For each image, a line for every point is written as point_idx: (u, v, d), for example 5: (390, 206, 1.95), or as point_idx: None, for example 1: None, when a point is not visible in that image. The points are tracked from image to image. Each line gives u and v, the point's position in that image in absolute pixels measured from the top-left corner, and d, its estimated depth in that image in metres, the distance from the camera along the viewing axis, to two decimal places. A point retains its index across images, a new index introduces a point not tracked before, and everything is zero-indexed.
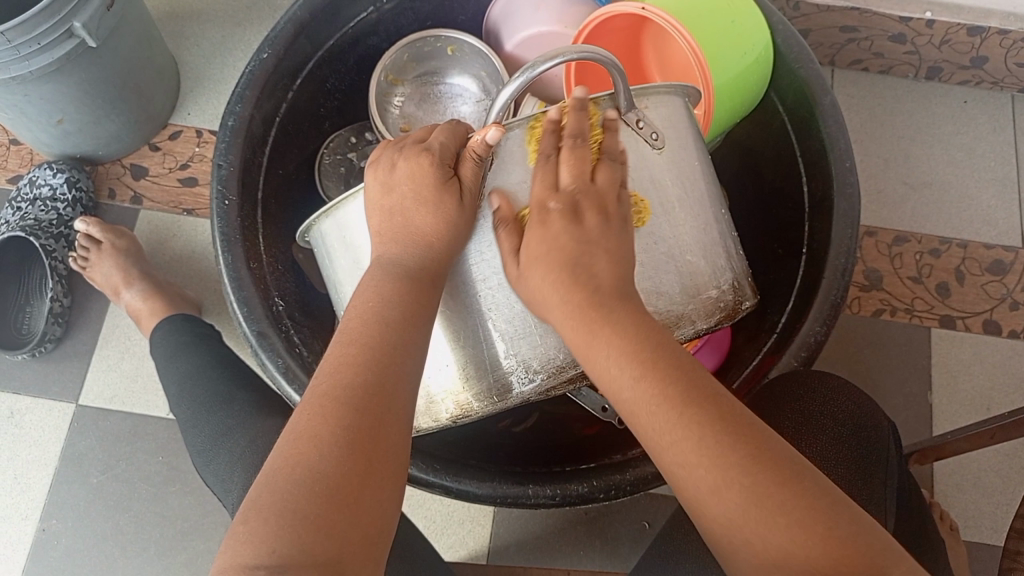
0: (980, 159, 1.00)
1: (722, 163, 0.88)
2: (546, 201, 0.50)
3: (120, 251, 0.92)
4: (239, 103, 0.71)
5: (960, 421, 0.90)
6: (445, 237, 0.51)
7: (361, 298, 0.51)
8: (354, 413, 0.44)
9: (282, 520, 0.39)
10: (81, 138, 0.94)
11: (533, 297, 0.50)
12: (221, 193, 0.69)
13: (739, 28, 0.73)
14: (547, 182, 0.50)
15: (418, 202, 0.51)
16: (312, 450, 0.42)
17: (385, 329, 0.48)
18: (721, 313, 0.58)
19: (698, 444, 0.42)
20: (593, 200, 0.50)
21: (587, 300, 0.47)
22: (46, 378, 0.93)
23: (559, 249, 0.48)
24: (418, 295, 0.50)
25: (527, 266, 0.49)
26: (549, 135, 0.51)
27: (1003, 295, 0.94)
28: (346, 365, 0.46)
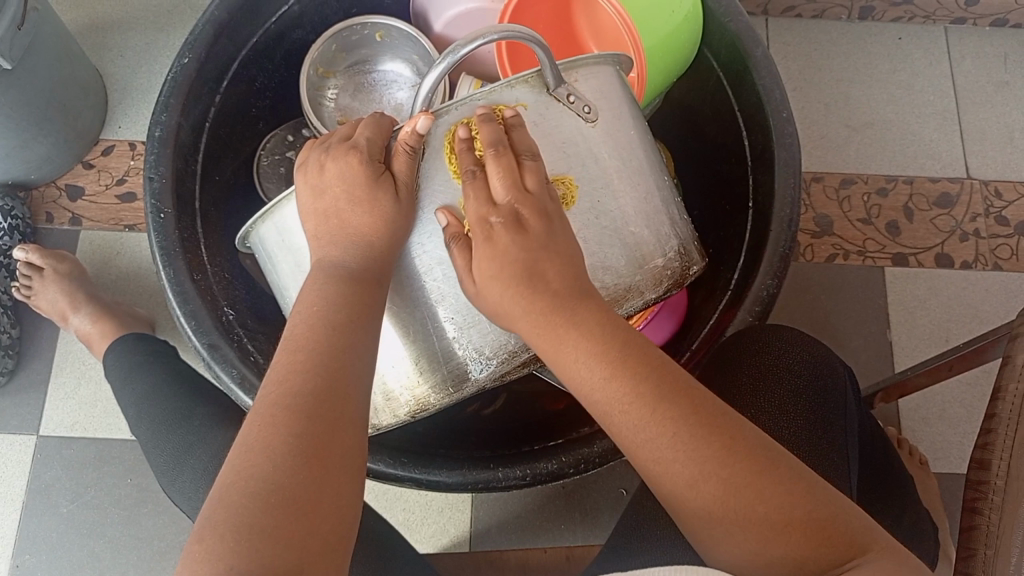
0: (919, 94, 1.00)
1: (662, 124, 0.88)
2: (487, 217, 0.48)
3: (63, 276, 0.90)
4: (164, 112, 0.69)
5: (920, 356, 0.91)
6: (384, 234, 0.50)
7: (303, 302, 0.49)
8: (306, 420, 0.43)
9: (239, 535, 0.38)
10: (10, 163, 0.91)
11: (496, 312, 0.49)
12: (156, 206, 0.67)
13: None
14: (482, 200, 0.49)
15: (352, 201, 0.50)
16: (265, 461, 0.41)
17: (331, 332, 0.47)
18: (668, 279, 0.58)
19: (675, 439, 0.44)
20: (533, 206, 0.48)
21: (549, 305, 0.47)
22: (3, 412, 0.91)
23: (511, 267, 0.47)
24: (360, 294, 0.49)
25: (483, 284, 0.49)
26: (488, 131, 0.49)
27: (953, 227, 0.95)
28: (293, 372, 0.45)
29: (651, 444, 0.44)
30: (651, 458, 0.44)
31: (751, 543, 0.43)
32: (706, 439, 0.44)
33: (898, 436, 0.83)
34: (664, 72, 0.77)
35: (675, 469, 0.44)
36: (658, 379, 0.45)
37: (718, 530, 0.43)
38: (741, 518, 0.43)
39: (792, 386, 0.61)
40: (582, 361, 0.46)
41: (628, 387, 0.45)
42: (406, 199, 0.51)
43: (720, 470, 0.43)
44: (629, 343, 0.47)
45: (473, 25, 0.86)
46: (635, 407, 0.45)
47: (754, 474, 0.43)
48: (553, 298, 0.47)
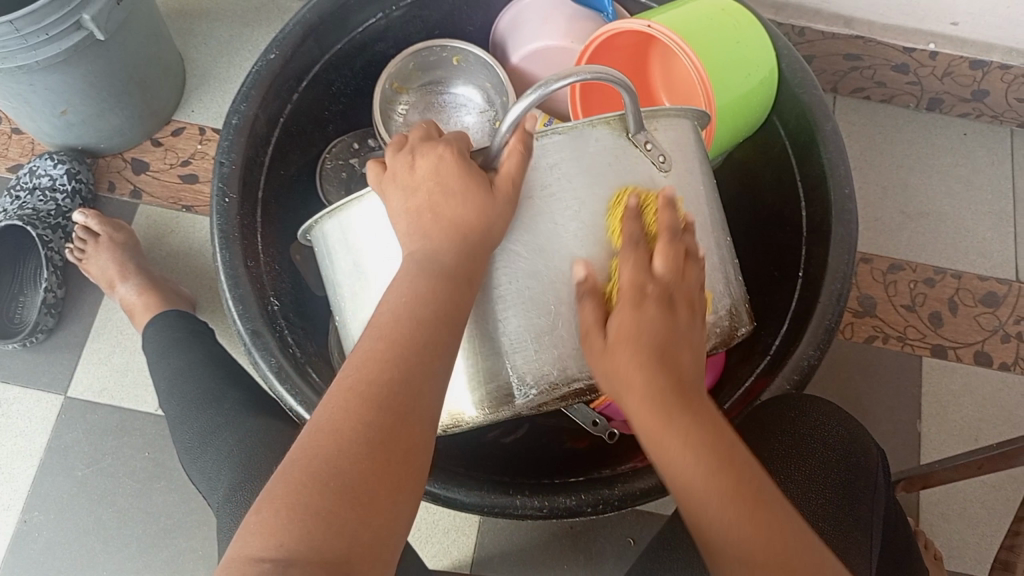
0: (977, 192, 1.00)
1: (722, 182, 0.89)
2: (643, 286, 0.50)
3: (117, 245, 0.92)
4: (244, 103, 0.71)
5: (947, 452, 0.90)
6: (481, 231, 0.50)
7: (392, 292, 0.50)
8: (378, 411, 0.43)
9: (295, 513, 0.39)
10: (84, 129, 0.94)
11: (612, 375, 0.49)
12: (222, 189, 0.69)
13: (745, 50, 0.73)
14: (641, 267, 0.51)
15: (447, 195, 0.50)
16: (331, 444, 0.42)
17: (417, 327, 0.47)
18: (716, 337, 0.58)
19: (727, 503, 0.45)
20: (684, 294, 0.51)
21: (666, 386, 0.47)
22: (35, 368, 0.93)
23: (652, 333, 0.48)
24: (449, 292, 0.49)
25: (613, 346, 0.49)
26: (633, 221, 0.52)
27: (996, 327, 0.94)
28: (373, 361, 0.46)
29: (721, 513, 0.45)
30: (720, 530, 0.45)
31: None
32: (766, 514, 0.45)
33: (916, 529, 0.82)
34: (732, 133, 0.77)
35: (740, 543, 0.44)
36: (727, 448, 0.46)
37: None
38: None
39: (823, 457, 0.61)
40: (685, 446, 0.46)
41: (714, 449, 0.46)
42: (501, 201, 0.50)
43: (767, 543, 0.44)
44: (713, 430, 0.47)
45: (548, 62, 0.87)
46: (710, 467, 0.45)
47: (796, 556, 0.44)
48: (673, 382, 0.48)
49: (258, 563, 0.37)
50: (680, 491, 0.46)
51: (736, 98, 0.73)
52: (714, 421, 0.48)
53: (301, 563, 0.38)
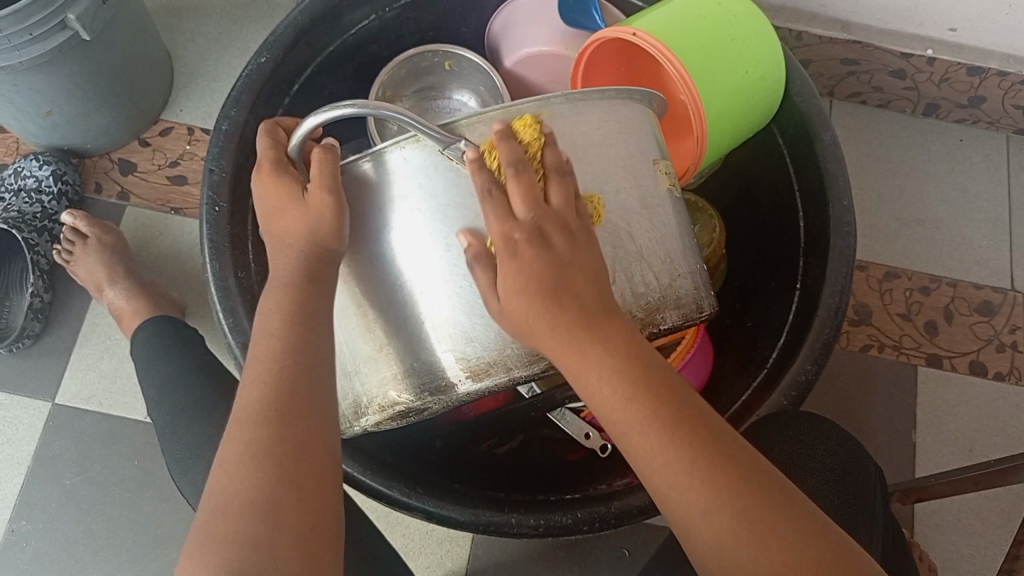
0: (973, 199, 1.00)
1: (721, 189, 0.88)
2: (511, 234, 0.45)
3: (105, 247, 0.90)
4: (234, 108, 0.70)
5: (942, 461, 0.90)
6: (302, 238, 0.51)
7: (259, 312, 0.52)
8: (269, 424, 0.45)
9: (215, 544, 0.41)
10: (70, 130, 0.93)
11: (522, 330, 0.47)
12: (212, 198, 0.68)
13: (743, 46, 0.69)
14: (506, 209, 0.46)
15: (277, 208, 0.53)
16: (227, 472, 0.44)
17: (291, 341, 0.49)
18: (676, 309, 0.58)
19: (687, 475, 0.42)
20: (555, 221, 0.46)
21: (615, 353, 0.44)
22: (22, 373, 0.91)
23: (536, 277, 0.45)
24: (308, 295, 0.51)
25: (507, 301, 0.46)
26: (506, 142, 0.47)
27: (990, 336, 0.94)
28: (249, 385, 0.48)
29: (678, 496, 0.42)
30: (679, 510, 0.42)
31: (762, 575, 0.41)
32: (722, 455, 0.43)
33: (912, 540, 0.81)
34: (733, 135, 0.74)
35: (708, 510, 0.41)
36: (678, 405, 0.43)
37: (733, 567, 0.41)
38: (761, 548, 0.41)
39: (821, 478, 0.61)
40: (610, 387, 0.44)
41: (658, 410, 0.43)
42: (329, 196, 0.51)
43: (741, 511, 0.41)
44: (649, 375, 0.44)
45: (543, 66, 0.86)
46: (662, 440, 0.43)
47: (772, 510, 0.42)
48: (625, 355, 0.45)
49: None
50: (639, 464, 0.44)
51: (732, 103, 0.70)
52: (647, 375, 0.44)
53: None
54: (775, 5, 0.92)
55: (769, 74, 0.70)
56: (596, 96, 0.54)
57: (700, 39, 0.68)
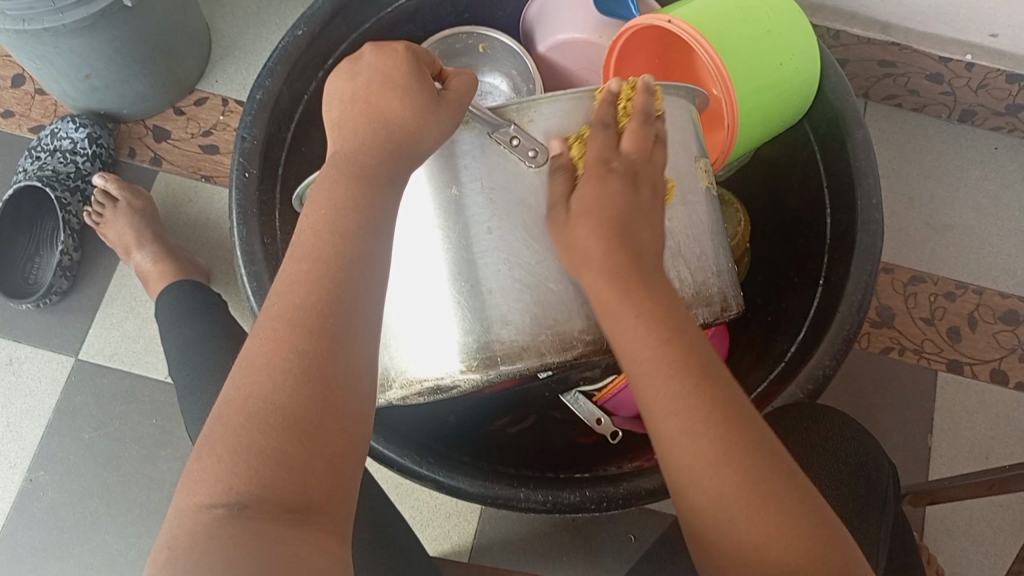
0: (1005, 207, 0.99)
1: (749, 183, 0.88)
2: (608, 159, 0.48)
3: (134, 210, 0.92)
4: (269, 77, 0.71)
5: (956, 468, 0.89)
6: (413, 128, 0.48)
7: (311, 199, 0.46)
8: (310, 337, 0.40)
9: (239, 456, 0.37)
10: (107, 94, 0.94)
11: (570, 250, 0.48)
12: (242, 165, 0.69)
13: (779, 39, 0.69)
14: (607, 147, 0.49)
15: (387, 85, 0.48)
16: (265, 380, 0.39)
17: (341, 241, 0.44)
18: (707, 310, 0.57)
19: (700, 420, 0.40)
20: (651, 174, 0.49)
21: (651, 305, 0.44)
22: (48, 329, 0.93)
23: (610, 211, 0.46)
24: (373, 197, 0.46)
25: (576, 217, 0.47)
26: (608, 107, 0.51)
27: (1014, 346, 0.93)
28: (297, 283, 0.42)
29: (683, 444, 0.41)
30: (680, 461, 0.41)
31: (752, 541, 0.39)
32: (795, 496, 0.39)
33: (922, 544, 0.81)
34: (764, 129, 0.73)
35: (702, 445, 0.40)
36: (699, 363, 0.42)
37: (731, 523, 0.39)
38: (758, 512, 0.39)
39: (834, 472, 0.61)
40: (639, 322, 0.44)
41: (673, 343, 0.43)
42: (445, 122, 0.49)
43: (743, 463, 0.40)
44: (672, 325, 0.44)
45: (575, 54, 0.86)
46: (672, 379, 0.42)
47: (779, 480, 0.40)
48: (656, 308, 0.44)
49: (207, 511, 0.36)
50: (646, 405, 0.43)
51: (765, 98, 0.70)
52: (665, 328, 0.43)
53: (255, 505, 0.36)
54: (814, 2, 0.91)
55: (803, 69, 0.70)
56: None
57: (735, 32, 0.68)
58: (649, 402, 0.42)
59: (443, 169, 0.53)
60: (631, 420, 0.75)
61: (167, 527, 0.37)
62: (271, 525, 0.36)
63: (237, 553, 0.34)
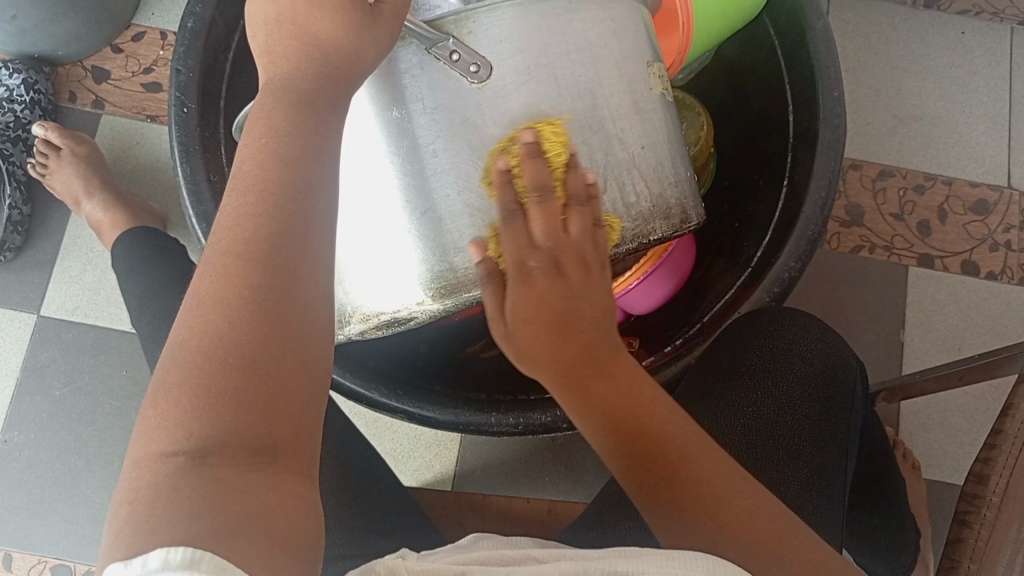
0: (973, 94, 0.97)
1: (712, 86, 0.85)
2: (529, 257, 0.45)
3: (80, 158, 0.88)
4: (199, 4, 0.66)
5: (929, 361, 0.90)
6: (347, 50, 0.44)
7: (250, 125, 0.42)
8: (262, 270, 0.37)
9: (196, 398, 0.35)
10: (37, 36, 0.89)
11: (519, 354, 0.47)
12: (180, 100, 0.66)
13: None
14: (552, 228, 0.45)
15: (313, 4, 0.43)
16: (220, 318, 0.36)
17: (285, 168, 0.40)
18: (661, 222, 0.56)
19: (605, 428, 0.45)
20: (576, 255, 0.45)
21: (572, 347, 0.45)
22: (7, 287, 0.91)
23: (549, 307, 0.44)
24: (316, 121, 0.43)
25: (518, 326, 0.46)
26: (534, 168, 0.45)
27: (984, 236, 0.93)
28: (244, 214, 0.39)
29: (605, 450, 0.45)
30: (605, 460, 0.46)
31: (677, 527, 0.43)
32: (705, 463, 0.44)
33: (895, 437, 0.83)
34: (721, 24, 0.70)
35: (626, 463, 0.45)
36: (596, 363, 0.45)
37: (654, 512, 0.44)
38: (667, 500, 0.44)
39: (801, 376, 0.61)
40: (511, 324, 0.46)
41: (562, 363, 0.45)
42: (382, 37, 0.46)
43: (630, 460, 0.44)
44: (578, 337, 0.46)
45: None
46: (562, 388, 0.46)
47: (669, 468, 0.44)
48: (580, 344, 0.45)
49: (168, 459, 0.33)
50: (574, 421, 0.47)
51: None
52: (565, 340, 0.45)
53: (219, 451, 0.34)
54: None
55: None
56: None
57: None
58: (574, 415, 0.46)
59: (387, 88, 0.50)
60: None
61: (124, 479, 0.34)
62: (235, 472, 0.34)
63: (206, 502, 0.32)
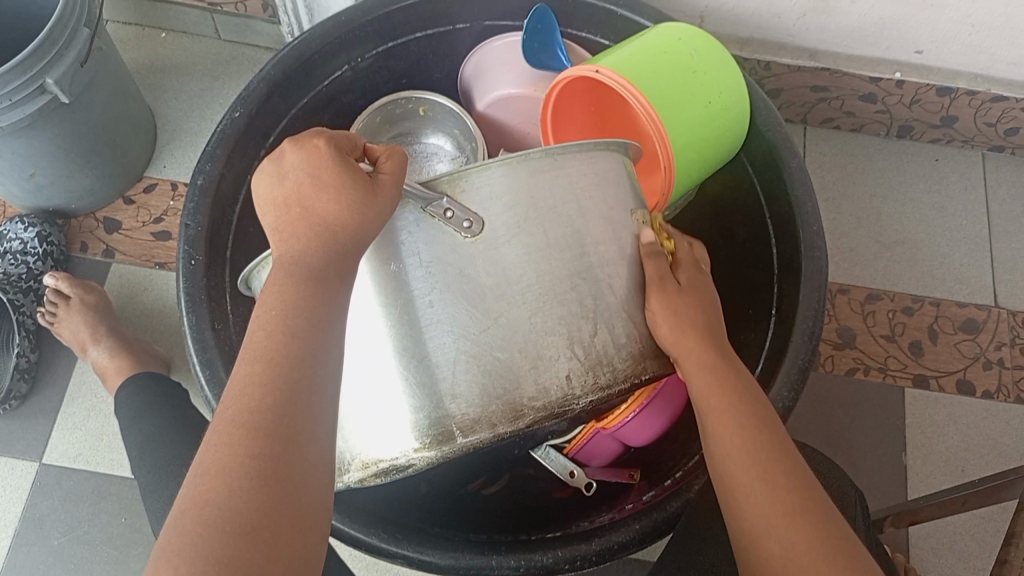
0: (951, 217, 1.00)
1: (698, 219, 0.88)
2: (684, 272, 0.59)
3: (88, 307, 0.91)
4: (209, 162, 0.70)
5: (934, 483, 0.89)
6: (352, 222, 0.46)
7: (260, 300, 0.44)
8: (265, 439, 0.39)
9: (194, 566, 0.36)
10: (54, 191, 0.93)
11: (668, 325, 0.55)
12: (188, 252, 0.68)
13: (705, 78, 0.70)
14: (685, 260, 0.60)
15: (317, 185, 0.47)
16: (221, 487, 0.38)
17: (290, 340, 0.43)
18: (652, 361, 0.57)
19: (758, 441, 0.50)
20: (709, 290, 0.60)
21: (719, 357, 0.56)
22: (10, 436, 0.91)
23: (699, 305, 0.57)
24: (321, 293, 0.45)
25: (676, 299, 0.56)
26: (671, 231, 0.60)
27: (976, 354, 0.94)
28: (252, 386, 0.41)
29: (748, 460, 0.50)
30: (743, 478, 0.49)
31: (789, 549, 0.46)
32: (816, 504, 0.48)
33: (906, 564, 0.81)
34: (702, 164, 0.74)
35: (765, 495, 0.48)
36: (763, 414, 0.52)
37: (778, 536, 0.47)
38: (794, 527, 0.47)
39: None
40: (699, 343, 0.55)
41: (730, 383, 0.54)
42: (387, 206, 0.47)
43: (785, 476, 0.49)
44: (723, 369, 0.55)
45: (515, 108, 0.89)
46: (737, 403, 0.53)
47: (811, 493, 0.48)
48: (722, 356, 0.56)
49: None
50: (717, 444, 0.51)
51: (698, 135, 0.71)
52: (727, 379, 0.54)
53: None
54: (741, 37, 0.91)
55: (732, 105, 0.71)
56: (576, 150, 0.55)
57: (664, 76, 0.69)
58: (721, 435, 0.51)
59: (384, 244, 0.53)
60: (605, 470, 0.74)
61: None
62: None
63: None
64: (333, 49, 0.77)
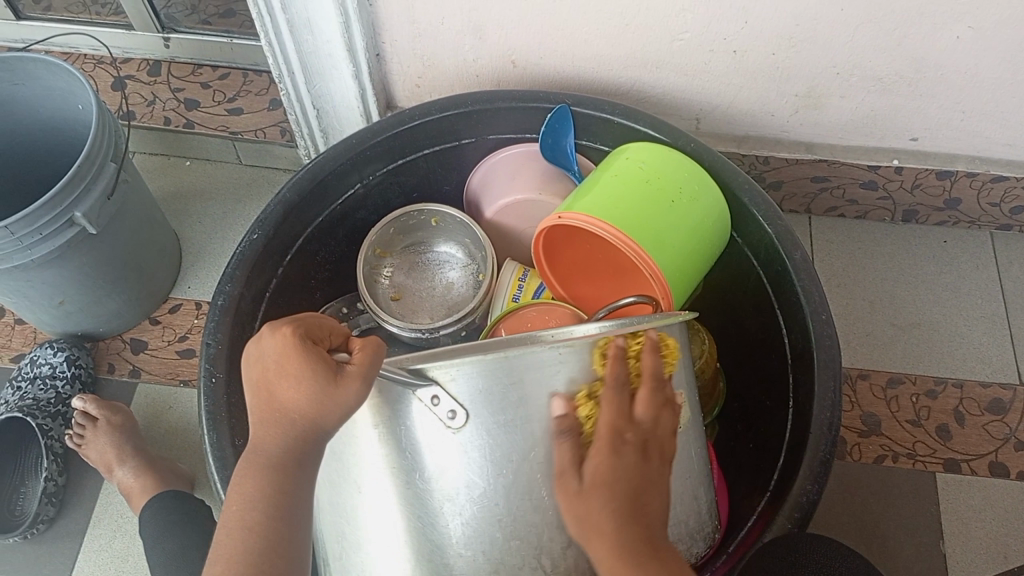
0: (966, 298, 1.00)
1: (710, 312, 0.89)
2: (623, 433, 0.49)
3: (115, 427, 0.92)
4: (229, 284, 0.73)
5: (977, 572, 0.86)
6: (314, 414, 0.48)
7: (231, 487, 0.49)
8: None
9: None
10: (82, 316, 0.97)
11: (581, 521, 0.47)
12: (209, 371, 0.70)
13: (661, 184, 0.73)
14: (621, 413, 0.50)
15: (282, 375, 0.49)
16: None
17: (257, 527, 0.47)
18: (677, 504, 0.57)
19: None
20: (658, 442, 0.50)
21: (646, 545, 0.47)
22: (36, 560, 0.92)
23: (632, 483, 0.47)
24: (286, 481, 0.49)
25: (591, 489, 0.47)
26: (618, 365, 0.51)
27: (1006, 435, 0.92)
28: (219, 570, 0.46)
29: None
30: None
31: None
32: None
33: None
34: (696, 262, 0.76)
35: None
36: None
37: None
38: None
39: None
40: (612, 529, 0.47)
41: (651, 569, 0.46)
42: (349, 401, 0.48)
43: None
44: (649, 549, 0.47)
45: (521, 215, 0.91)
46: None
47: None
48: (648, 542, 0.47)
49: None
50: None
51: (679, 237, 0.73)
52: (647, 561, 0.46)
53: None
54: (738, 136, 0.95)
55: (697, 200, 0.74)
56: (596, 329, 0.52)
57: (625, 198, 0.73)
58: None
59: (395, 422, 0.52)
60: None
61: None
62: None
63: None
64: (345, 170, 0.80)
